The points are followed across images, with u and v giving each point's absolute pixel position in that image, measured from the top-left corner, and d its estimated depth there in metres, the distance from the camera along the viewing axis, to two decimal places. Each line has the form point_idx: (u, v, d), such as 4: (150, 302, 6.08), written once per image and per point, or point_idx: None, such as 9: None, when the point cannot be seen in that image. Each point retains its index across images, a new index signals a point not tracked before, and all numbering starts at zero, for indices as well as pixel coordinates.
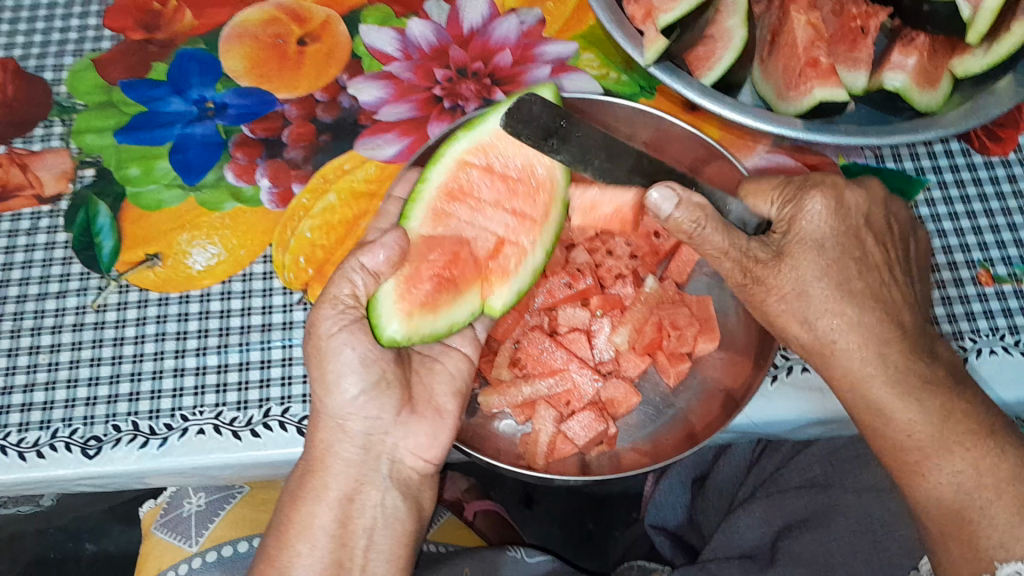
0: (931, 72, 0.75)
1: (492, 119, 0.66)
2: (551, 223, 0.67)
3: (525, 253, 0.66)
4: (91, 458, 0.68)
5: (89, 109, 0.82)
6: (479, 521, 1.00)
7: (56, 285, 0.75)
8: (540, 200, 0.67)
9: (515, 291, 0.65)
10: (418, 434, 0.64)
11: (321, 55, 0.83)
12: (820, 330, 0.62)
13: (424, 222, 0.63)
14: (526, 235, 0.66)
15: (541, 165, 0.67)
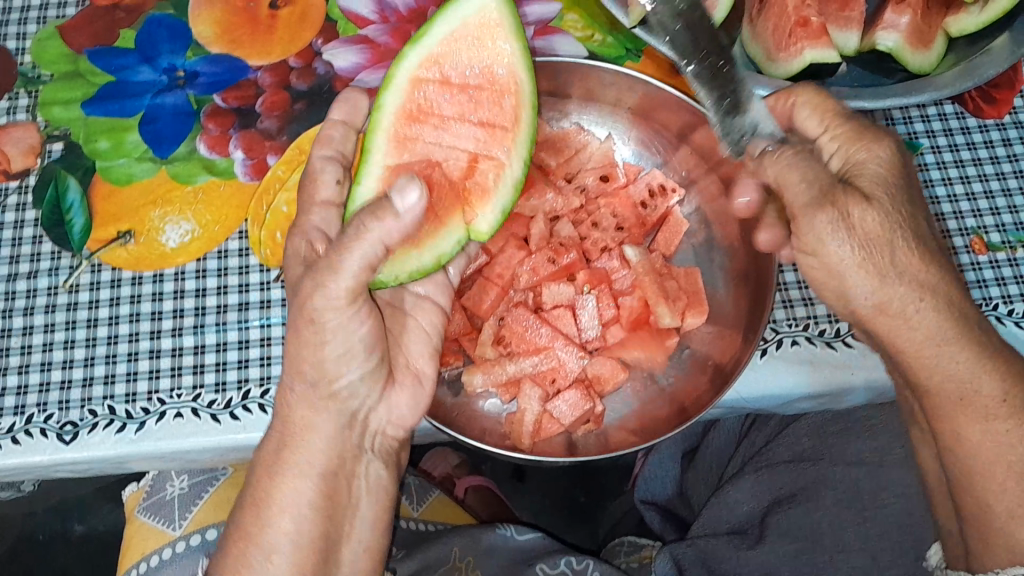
0: (925, 31, 0.72)
1: (440, 26, 0.58)
2: (524, 126, 0.60)
3: (502, 167, 0.61)
4: (67, 443, 0.67)
5: (55, 79, 0.79)
6: (470, 497, 1.00)
7: (26, 265, 0.73)
8: (509, 103, 0.60)
9: (500, 211, 0.60)
10: (401, 405, 0.61)
11: (294, 18, 0.80)
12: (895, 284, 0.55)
13: (386, 154, 0.58)
14: (502, 146, 0.61)
15: (502, 67, 0.59)
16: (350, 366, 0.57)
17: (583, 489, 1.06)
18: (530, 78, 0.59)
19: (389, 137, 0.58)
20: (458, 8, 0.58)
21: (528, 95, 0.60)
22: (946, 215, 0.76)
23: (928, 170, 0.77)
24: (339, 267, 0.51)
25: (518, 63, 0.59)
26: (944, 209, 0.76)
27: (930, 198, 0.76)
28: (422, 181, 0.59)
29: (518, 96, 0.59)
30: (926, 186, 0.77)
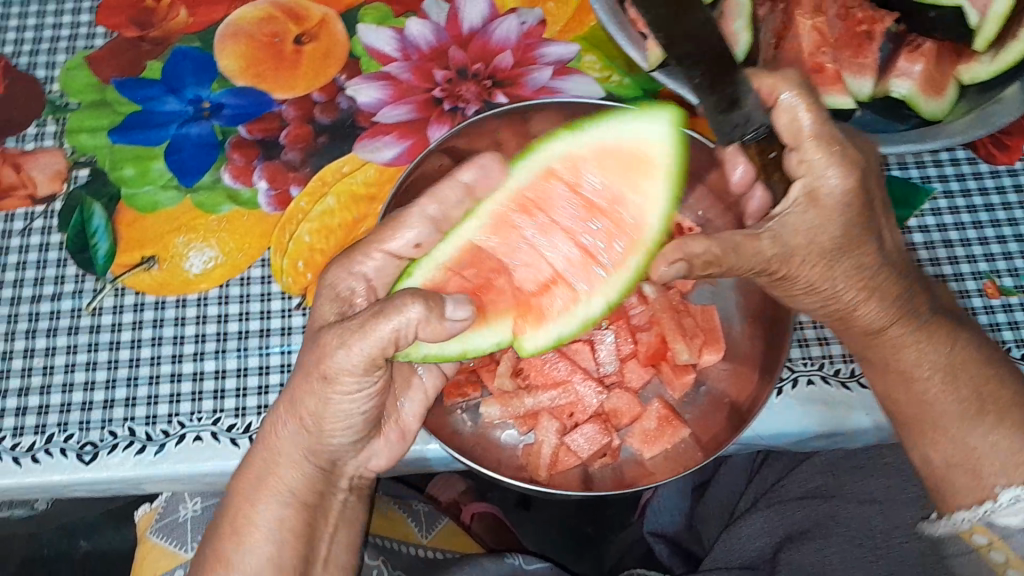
0: (937, 78, 0.75)
1: (599, 134, 0.57)
2: (621, 273, 0.59)
3: (578, 301, 0.60)
4: (87, 464, 0.67)
5: (83, 107, 0.80)
6: (476, 524, 1.00)
7: (50, 287, 0.74)
8: (619, 240, 0.60)
9: (554, 337, 0.59)
10: (380, 455, 0.62)
11: (319, 54, 0.81)
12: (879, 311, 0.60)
13: (480, 228, 0.58)
14: (589, 279, 0.60)
15: (634, 203, 0.59)
16: (342, 433, 0.57)
17: (590, 519, 1.07)
18: (660, 229, 0.58)
19: (499, 212, 0.58)
20: (630, 122, 0.57)
21: (651, 245, 0.58)
22: (960, 258, 0.78)
23: (940, 215, 0.79)
24: (371, 332, 0.50)
25: (655, 200, 0.58)
26: (957, 253, 0.78)
27: (943, 241, 0.78)
28: (486, 278, 0.59)
29: (635, 239, 0.59)
30: (939, 230, 0.79)
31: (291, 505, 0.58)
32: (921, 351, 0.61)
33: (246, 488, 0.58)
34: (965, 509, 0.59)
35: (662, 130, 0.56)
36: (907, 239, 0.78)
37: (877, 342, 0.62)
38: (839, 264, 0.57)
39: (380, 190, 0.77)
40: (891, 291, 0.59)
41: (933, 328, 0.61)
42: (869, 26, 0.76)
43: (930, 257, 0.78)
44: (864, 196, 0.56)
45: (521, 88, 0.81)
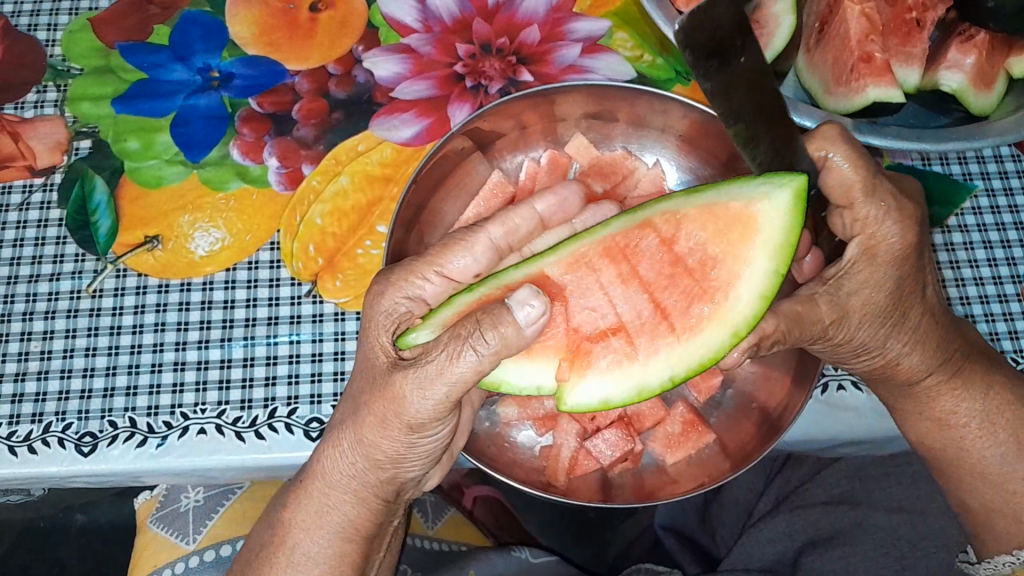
0: (988, 72, 0.70)
1: (711, 194, 0.53)
2: (693, 343, 0.54)
3: (636, 365, 0.54)
4: (86, 455, 0.65)
5: (86, 74, 0.76)
6: (478, 509, 0.93)
7: (49, 266, 0.71)
8: (702, 307, 0.54)
9: (601, 399, 0.53)
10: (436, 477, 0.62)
11: (335, 23, 0.76)
12: (899, 357, 0.61)
13: (556, 260, 0.54)
14: (656, 344, 0.55)
15: (728, 268, 0.54)
16: (419, 467, 0.57)
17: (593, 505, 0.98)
18: (752, 306, 0.53)
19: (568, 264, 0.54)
20: (749, 183, 0.52)
21: (736, 322, 0.53)
22: (999, 261, 0.74)
23: (981, 214, 0.76)
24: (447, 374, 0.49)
25: (751, 273, 0.53)
26: (997, 255, 0.74)
27: (983, 243, 0.75)
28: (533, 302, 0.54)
29: (719, 311, 0.54)
30: (979, 230, 0.75)
31: (351, 541, 0.59)
32: (962, 399, 0.63)
33: (300, 520, 0.58)
34: (1008, 554, 0.63)
35: (785, 203, 0.51)
36: (945, 238, 0.75)
37: (917, 400, 0.63)
38: (895, 322, 0.59)
39: (396, 173, 0.73)
40: (938, 336, 0.61)
41: (969, 367, 0.62)
42: (920, 14, 0.72)
43: (968, 259, 0.74)
44: (917, 249, 0.58)
45: (548, 66, 0.76)
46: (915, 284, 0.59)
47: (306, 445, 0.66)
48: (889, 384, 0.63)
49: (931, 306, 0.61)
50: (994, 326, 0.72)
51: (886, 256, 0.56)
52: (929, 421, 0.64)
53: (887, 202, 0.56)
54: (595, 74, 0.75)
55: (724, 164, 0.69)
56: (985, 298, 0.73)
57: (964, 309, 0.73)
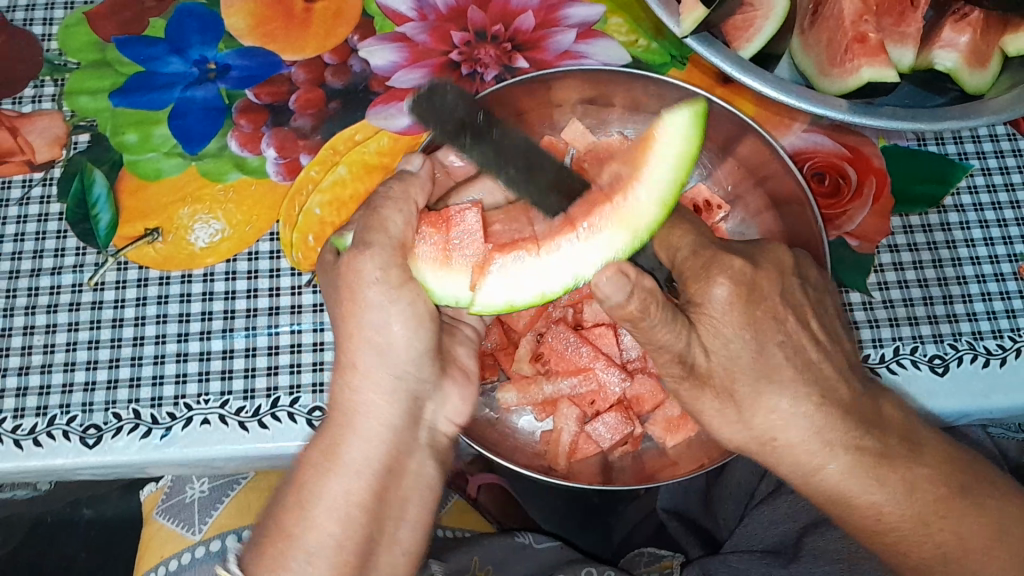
0: (984, 51, 0.70)
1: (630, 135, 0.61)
2: (596, 241, 0.58)
3: (542, 264, 0.58)
4: (92, 447, 0.65)
5: (82, 68, 0.76)
6: (483, 497, 0.94)
7: (50, 261, 0.71)
8: (601, 211, 0.58)
9: (506, 300, 0.58)
10: (453, 397, 0.61)
11: (329, 13, 0.76)
12: (757, 426, 0.54)
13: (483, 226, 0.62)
14: (558, 242, 0.58)
15: (631, 176, 0.59)
16: (418, 338, 0.57)
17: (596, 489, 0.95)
18: (653, 213, 0.57)
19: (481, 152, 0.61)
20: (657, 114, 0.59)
21: (637, 223, 0.57)
22: (995, 240, 0.75)
23: (977, 193, 0.76)
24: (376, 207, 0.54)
25: (653, 179, 0.58)
26: (993, 234, 0.75)
27: (978, 222, 0.75)
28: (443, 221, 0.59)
29: (621, 212, 0.58)
30: (975, 210, 0.76)
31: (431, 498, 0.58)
32: (877, 494, 0.53)
33: (317, 461, 0.55)
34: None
35: (685, 122, 0.57)
36: (942, 218, 0.75)
37: (843, 498, 0.54)
38: (752, 377, 0.53)
39: (393, 161, 0.73)
40: (831, 420, 0.53)
41: (881, 455, 0.53)
42: None
43: (964, 238, 0.75)
44: (753, 299, 0.54)
45: (543, 53, 0.76)
46: (765, 342, 0.54)
47: (309, 433, 0.66)
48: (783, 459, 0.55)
49: (810, 374, 0.54)
50: (991, 305, 0.72)
51: (718, 303, 0.53)
52: (852, 517, 0.55)
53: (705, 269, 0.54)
54: (591, 61, 0.75)
55: (721, 146, 0.69)
56: (982, 276, 0.73)
57: (961, 288, 0.73)
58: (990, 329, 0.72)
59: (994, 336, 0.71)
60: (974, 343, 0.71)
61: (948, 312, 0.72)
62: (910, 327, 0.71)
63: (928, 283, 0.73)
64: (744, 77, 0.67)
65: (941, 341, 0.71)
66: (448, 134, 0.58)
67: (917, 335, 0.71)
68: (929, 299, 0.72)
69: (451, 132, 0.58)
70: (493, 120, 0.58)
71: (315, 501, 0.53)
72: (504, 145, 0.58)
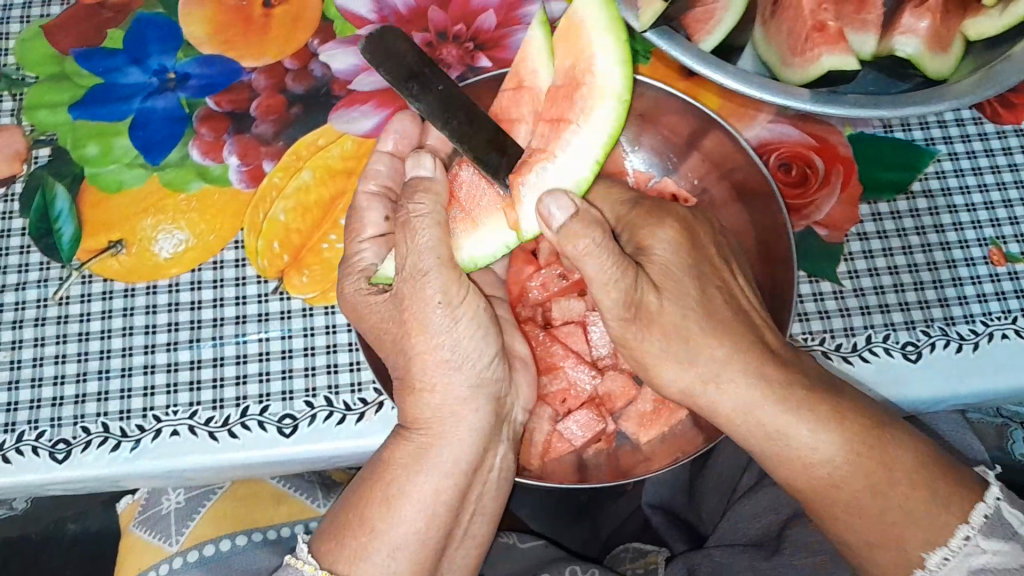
0: (944, 35, 0.70)
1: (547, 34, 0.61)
2: (593, 121, 0.58)
3: (560, 166, 0.58)
4: (60, 463, 0.65)
5: (41, 81, 0.76)
6: None
7: (14, 276, 0.71)
8: (578, 95, 0.59)
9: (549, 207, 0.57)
10: (523, 386, 0.61)
11: (289, 18, 0.76)
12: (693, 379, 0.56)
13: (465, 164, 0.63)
14: (564, 140, 0.58)
15: (580, 58, 0.59)
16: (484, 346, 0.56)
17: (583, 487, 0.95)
18: (620, 70, 0.57)
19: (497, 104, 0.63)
20: None
21: (613, 87, 0.57)
22: (965, 224, 0.75)
23: (945, 178, 0.76)
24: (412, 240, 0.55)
25: (601, 49, 0.57)
26: (963, 218, 0.75)
27: (948, 207, 0.75)
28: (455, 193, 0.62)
29: (592, 90, 0.58)
30: (943, 195, 0.75)
31: (452, 477, 0.55)
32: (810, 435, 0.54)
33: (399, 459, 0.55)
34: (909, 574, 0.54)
35: None
36: (911, 204, 0.75)
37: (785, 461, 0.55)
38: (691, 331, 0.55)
39: (358, 165, 0.73)
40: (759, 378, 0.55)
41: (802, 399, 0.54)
42: None
43: (934, 224, 0.74)
44: (694, 245, 0.58)
45: (505, 52, 0.76)
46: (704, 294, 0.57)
47: (279, 441, 0.66)
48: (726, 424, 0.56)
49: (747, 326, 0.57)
50: (962, 289, 0.72)
51: (663, 244, 0.57)
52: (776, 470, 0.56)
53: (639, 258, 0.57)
54: None
55: (686, 140, 0.69)
56: (952, 262, 0.73)
57: (932, 274, 0.73)
58: (962, 314, 0.71)
59: (966, 321, 0.71)
60: (947, 329, 0.71)
61: (919, 298, 0.72)
62: (882, 315, 0.71)
63: (898, 270, 0.73)
64: (705, 71, 0.66)
65: (913, 328, 0.71)
66: (395, 80, 0.51)
67: (887, 324, 0.71)
68: (900, 287, 0.72)
69: (399, 78, 0.51)
70: (441, 74, 0.53)
71: (400, 500, 0.54)
72: (449, 99, 0.53)
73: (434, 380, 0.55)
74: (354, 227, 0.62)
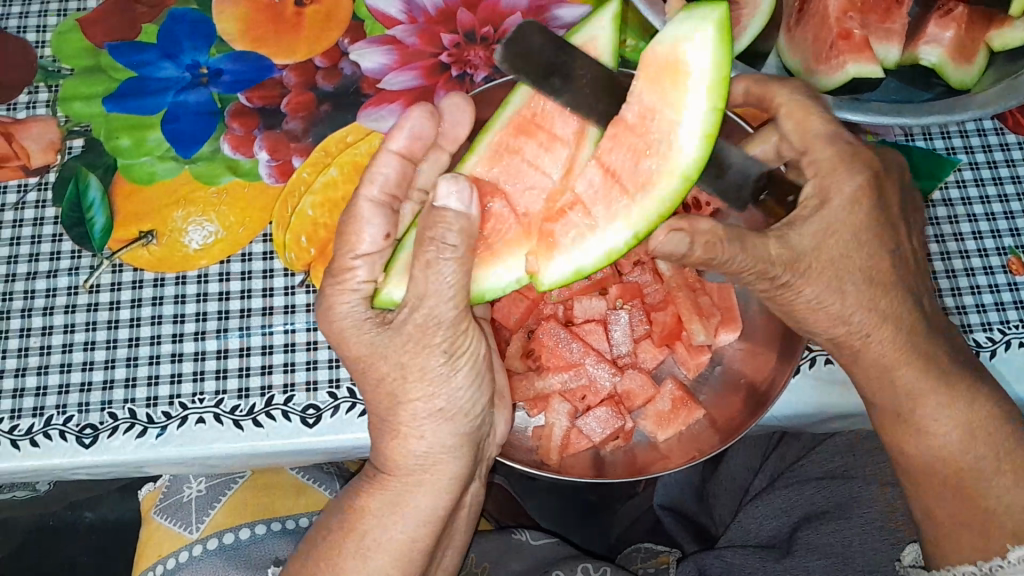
0: (969, 46, 0.71)
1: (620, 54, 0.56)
2: (648, 197, 0.55)
3: (602, 234, 0.56)
4: (88, 447, 0.66)
5: (76, 74, 0.77)
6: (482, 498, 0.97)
7: (46, 263, 0.72)
8: (648, 158, 0.55)
9: (574, 268, 0.56)
10: (504, 422, 0.62)
11: (320, 17, 0.77)
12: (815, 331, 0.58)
13: (479, 160, 0.59)
14: (611, 209, 0.57)
15: (665, 118, 0.55)
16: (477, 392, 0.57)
17: (595, 487, 0.96)
18: (699, 147, 0.53)
19: (522, 110, 0.59)
20: (673, 25, 0.53)
21: (683, 166, 0.54)
22: (984, 233, 0.75)
23: (966, 187, 0.77)
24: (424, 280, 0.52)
25: (692, 109, 0.53)
26: (982, 227, 0.75)
27: (968, 216, 0.76)
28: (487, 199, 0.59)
29: (664, 163, 0.55)
30: (964, 204, 0.76)
31: (427, 523, 0.58)
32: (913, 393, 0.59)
33: (374, 507, 0.58)
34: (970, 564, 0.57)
35: (708, 33, 0.52)
36: (930, 212, 0.76)
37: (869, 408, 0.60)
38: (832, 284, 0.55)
39: None
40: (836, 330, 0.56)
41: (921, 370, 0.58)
42: None
43: (953, 232, 0.75)
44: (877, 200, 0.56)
45: None
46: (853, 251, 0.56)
47: (303, 431, 0.67)
48: (862, 367, 0.59)
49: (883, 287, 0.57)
50: (980, 297, 0.73)
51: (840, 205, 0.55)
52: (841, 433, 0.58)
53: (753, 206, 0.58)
54: None
55: None
56: (970, 270, 0.74)
57: (949, 281, 0.73)
58: (979, 322, 0.72)
59: (983, 329, 0.72)
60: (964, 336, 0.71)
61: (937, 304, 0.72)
62: None
63: None
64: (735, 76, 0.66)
65: None
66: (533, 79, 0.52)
67: None
68: None
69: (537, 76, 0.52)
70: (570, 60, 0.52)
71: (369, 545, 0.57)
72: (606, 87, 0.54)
73: (420, 428, 0.56)
74: (346, 239, 0.55)
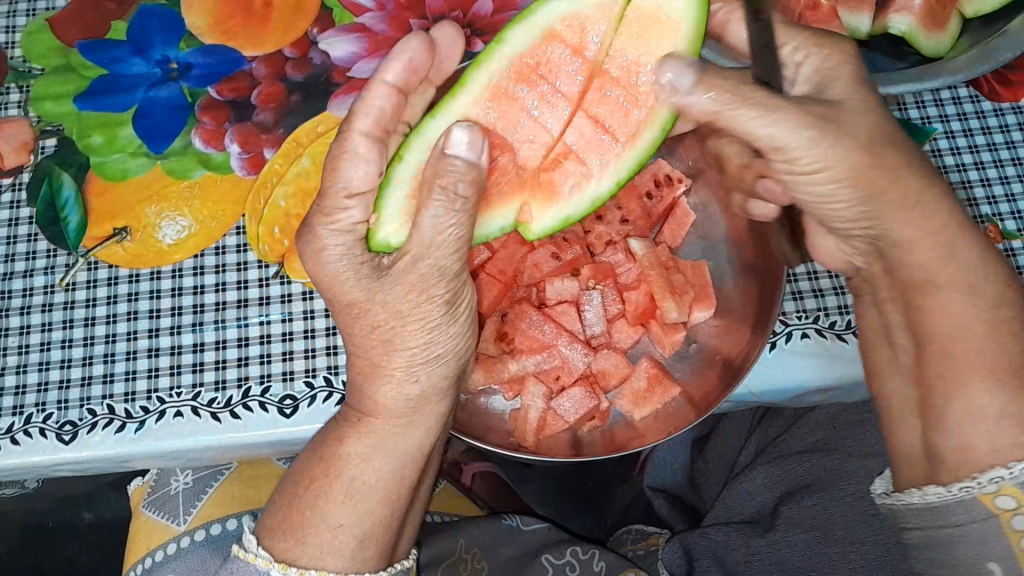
0: (938, 13, 0.70)
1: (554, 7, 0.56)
2: (637, 145, 0.60)
3: (590, 184, 0.60)
4: (67, 443, 0.66)
5: (47, 73, 0.77)
6: (476, 486, 0.97)
7: (21, 264, 0.72)
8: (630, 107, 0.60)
9: (562, 218, 0.61)
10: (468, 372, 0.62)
11: (289, 7, 0.77)
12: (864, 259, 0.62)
13: (478, 99, 0.56)
14: (597, 158, 0.61)
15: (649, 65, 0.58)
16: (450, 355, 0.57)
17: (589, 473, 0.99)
18: None
19: (526, 51, 0.57)
20: None
21: (660, 116, 0.59)
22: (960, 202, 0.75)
23: (943, 155, 0.76)
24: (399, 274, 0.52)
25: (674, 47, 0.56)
26: (960, 195, 0.75)
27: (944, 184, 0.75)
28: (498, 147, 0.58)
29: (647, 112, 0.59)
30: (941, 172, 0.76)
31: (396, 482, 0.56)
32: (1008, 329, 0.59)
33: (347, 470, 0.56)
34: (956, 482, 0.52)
35: None
36: None
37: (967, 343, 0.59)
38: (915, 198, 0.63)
39: None
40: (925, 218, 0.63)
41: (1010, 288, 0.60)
42: None
43: None
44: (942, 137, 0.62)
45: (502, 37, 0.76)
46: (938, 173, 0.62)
47: (281, 421, 0.67)
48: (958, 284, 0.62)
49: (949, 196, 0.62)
50: None
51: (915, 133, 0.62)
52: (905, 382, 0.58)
53: (821, 42, 0.57)
54: None
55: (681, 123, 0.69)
56: None
57: None
58: None
59: None
60: None
61: None
62: None
63: None
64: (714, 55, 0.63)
65: None
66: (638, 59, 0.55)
67: None
68: None
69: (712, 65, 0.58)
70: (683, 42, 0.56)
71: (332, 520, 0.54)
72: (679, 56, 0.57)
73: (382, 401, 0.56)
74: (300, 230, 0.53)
